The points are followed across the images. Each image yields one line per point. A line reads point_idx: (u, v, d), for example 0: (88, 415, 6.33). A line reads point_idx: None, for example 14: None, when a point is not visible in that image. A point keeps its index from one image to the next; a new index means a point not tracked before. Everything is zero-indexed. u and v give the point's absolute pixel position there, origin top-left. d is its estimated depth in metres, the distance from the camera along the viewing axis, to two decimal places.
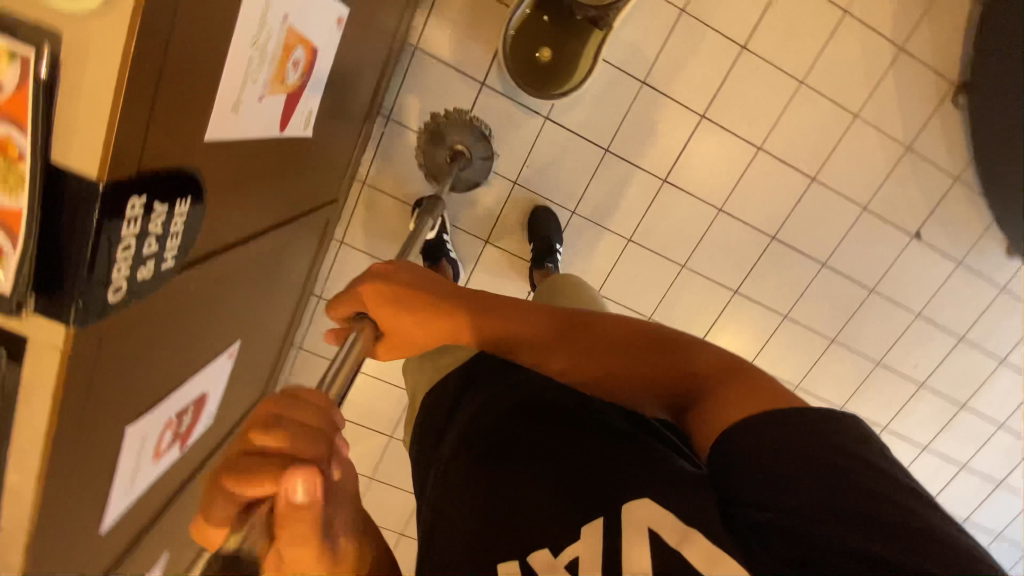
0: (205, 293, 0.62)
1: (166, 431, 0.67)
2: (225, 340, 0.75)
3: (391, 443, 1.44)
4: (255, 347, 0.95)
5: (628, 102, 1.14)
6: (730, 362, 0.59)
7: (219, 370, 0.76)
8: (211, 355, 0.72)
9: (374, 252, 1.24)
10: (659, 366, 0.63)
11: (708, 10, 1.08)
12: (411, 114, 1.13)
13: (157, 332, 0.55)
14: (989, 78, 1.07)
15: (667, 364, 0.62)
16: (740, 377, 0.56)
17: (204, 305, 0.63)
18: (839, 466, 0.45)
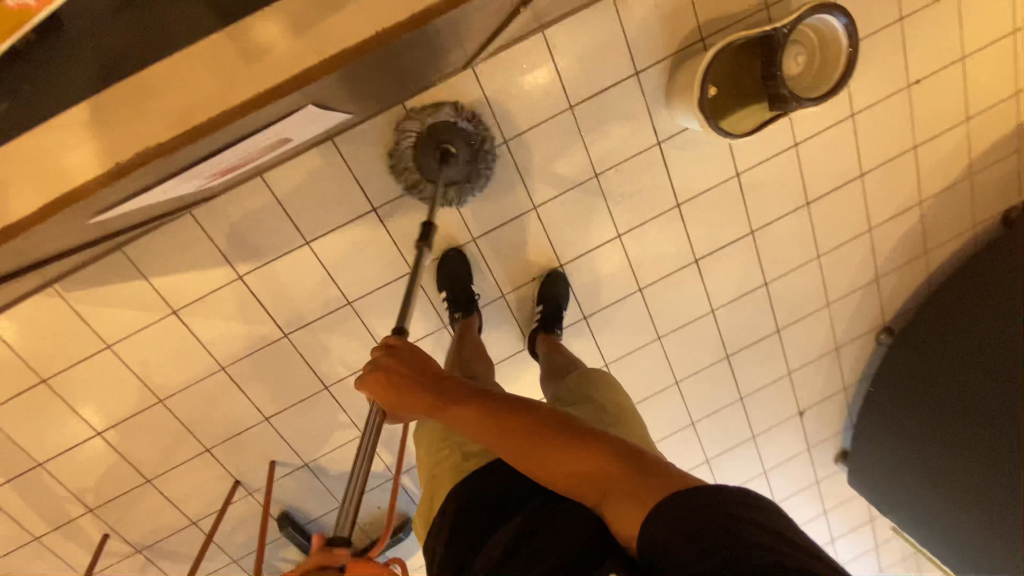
0: (393, 60, 0.81)
1: (268, 138, 0.82)
2: (337, 114, 0.88)
3: (277, 344, 1.13)
4: (304, 148, 1.00)
5: (720, 181, 1.21)
6: (627, 456, 0.60)
7: (313, 128, 0.86)
8: (341, 109, 0.86)
9: (425, 138, 1.05)
10: (581, 456, 0.61)
11: (810, 162, 1.24)
12: (561, 47, 1.04)
13: (373, 59, 0.78)
14: (919, 337, 1.41)
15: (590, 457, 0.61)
16: (643, 475, 0.58)
17: (376, 70, 0.82)
18: (705, 539, 0.50)
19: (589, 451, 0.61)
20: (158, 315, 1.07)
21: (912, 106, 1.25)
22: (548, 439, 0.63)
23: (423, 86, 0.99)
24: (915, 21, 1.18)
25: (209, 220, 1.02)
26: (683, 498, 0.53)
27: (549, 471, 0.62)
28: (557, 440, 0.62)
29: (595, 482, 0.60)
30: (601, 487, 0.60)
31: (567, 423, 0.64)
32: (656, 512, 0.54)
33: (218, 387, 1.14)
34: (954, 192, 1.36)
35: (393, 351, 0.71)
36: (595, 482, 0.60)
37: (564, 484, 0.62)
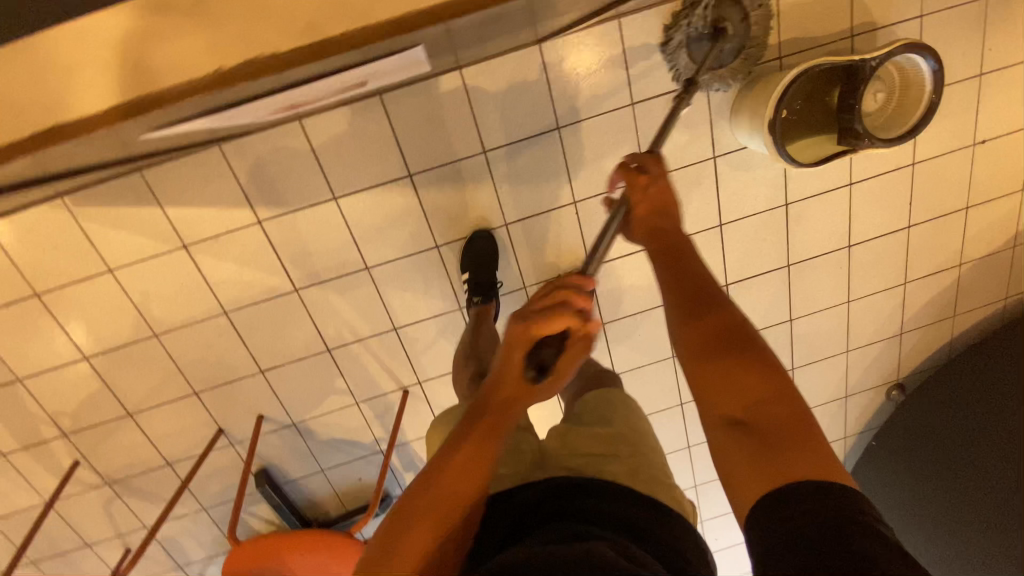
0: (482, 25, 0.72)
1: (335, 83, 0.73)
2: (414, 66, 0.81)
3: (285, 297, 1.08)
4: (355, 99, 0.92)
5: (767, 207, 1.16)
6: (791, 401, 0.54)
7: (388, 74, 0.79)
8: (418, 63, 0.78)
9: (475, 110, 1.00)
10: (745, 371, 0.56)
11: (861, 205, 1.20)
12: (634, 42, 0.99)
13: (468, 25, 0.69)
14: (930, 399, 1.39)
15: (756, 379, 0.55)
16: (798, 430, 0.52)
17: (466, 32, 0.74)
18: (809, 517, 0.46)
19: (756, 372, 0.55)
20: (167, 247, 1.01)
21: (973, 166, 1.21)
22: (713, 344, 0.59)
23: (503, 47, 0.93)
24: (994, 81, 1.14)
25: (237, 157, 0.96)
26: (808, 483, 0.48)
27: (703, 379, 0.58)
28: (717, 352, 0.58)
29: (742, 403, 0.55)
30: (742, 415, 0.55)
31: (741, 333, 0.59)
32: (781, 497, 0.48)
33: (217, 331, 1.09)
34: (995, 260, 1.33)
35: (642, 171, 0.81)
36: (746, 405, 0.55)
37: (711, 396, 0.57)
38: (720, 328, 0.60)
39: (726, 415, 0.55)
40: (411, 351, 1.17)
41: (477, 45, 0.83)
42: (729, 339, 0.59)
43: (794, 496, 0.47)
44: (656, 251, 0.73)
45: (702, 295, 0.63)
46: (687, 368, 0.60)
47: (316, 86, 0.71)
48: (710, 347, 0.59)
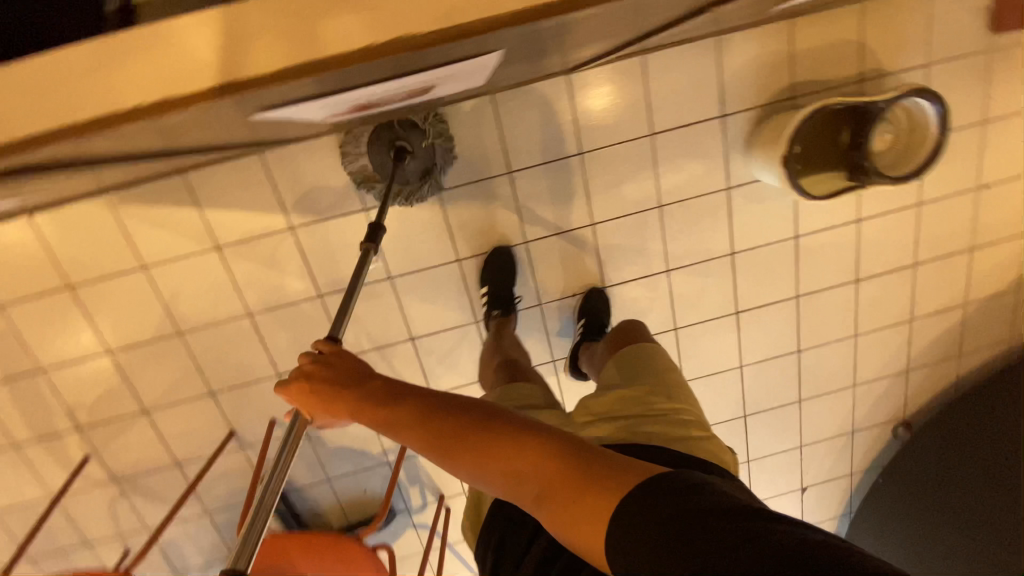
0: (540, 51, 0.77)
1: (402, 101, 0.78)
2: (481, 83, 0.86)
3: (310, 302, 1.11)
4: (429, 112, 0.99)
5: (778, 238, 1.20)
6: (564, 453, 0.58)
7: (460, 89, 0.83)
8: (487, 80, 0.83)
9: (503, 132, 1.05)
10: (517, 450, 0.59)
11: (868, 241, 1.24)
12: (655, 77, 1.06)
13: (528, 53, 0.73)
14: (939, 437, 1.40)
15: (526, 452, 0.59)
16: (585, 479, 0.56)
17: (527, 56, 0.79)
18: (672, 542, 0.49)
19: (522, 447, 0.59)
20: (202, 248, 1.05)
21: (977, 209, 1.26)
22: (479, 444, 0.61)
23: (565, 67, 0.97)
24: (996, 129, 1.20)
25: (276, 166, 1.01)
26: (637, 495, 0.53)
27: (491, 475, 0.60)
28: (501, 440, 0.60)
29: (541, 482, 0.58)
30: (542, 495, 0.58)
31: (502, 419, 0.63)
32: (624, 531, 0.52)
33: (239, 333, 1.12)
34: (1000, 302, 1.36)
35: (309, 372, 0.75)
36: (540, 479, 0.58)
37: (523, 490, 0.59)
38: (464, 420, 0.63)
39: (535, 496, 0.58)
40: (427, 361, 1.19)
41: (513, 72, 0.88)
42: (497, 430, 0.62)
43: (623, 521, 0.53)
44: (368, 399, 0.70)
45: (393, 394, 0.69)
46: (483, 475, 0.60)
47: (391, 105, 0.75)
48: (475, 441, 0.61)
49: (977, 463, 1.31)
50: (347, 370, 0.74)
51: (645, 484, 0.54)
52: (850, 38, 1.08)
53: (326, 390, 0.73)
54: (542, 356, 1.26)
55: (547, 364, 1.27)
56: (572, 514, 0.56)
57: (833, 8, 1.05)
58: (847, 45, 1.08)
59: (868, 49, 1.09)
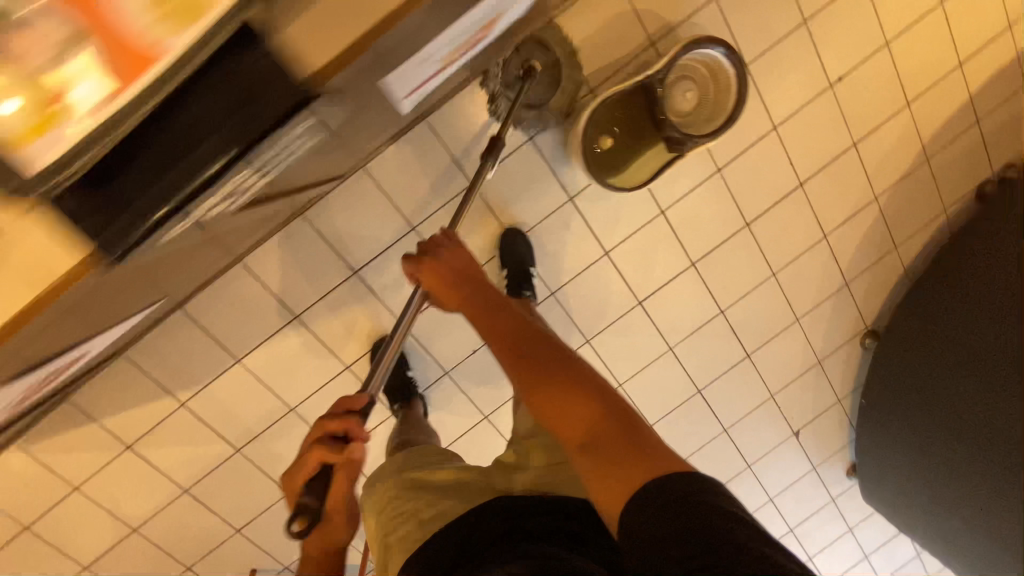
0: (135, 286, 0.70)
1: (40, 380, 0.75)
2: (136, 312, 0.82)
3: (233, 458, 1.15)
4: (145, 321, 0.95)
5: (645, 220, 1.16)
6: (626, 417, 0.58)
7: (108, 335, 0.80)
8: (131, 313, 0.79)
9: (330, 241, 1.05)
10: (580, 388, 0.60)
11: (740, 183, 1.18)
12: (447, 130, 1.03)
13: (101, 308, 0.67)
14: (909, 338, 1.31)
15: (592, 395, 0.60)
16: (630, 440, 0.56)
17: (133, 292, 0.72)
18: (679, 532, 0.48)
19: (583, 393, 0.60)
20: (116, 452, 1.11)
21: (839, 106, 1.18)
22: (562, 377, 0.62)
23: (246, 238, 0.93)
24: (822, 22, 1.11)
25: (142, 359, 1.06)
26: (666, 482, 0.51)
27: (546, 403, 0.61)
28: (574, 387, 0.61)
29: (589, 431, 0.58)
30: (586, 439, 0.58)
31: (581, 373, 0.63)
32: (640, 503, 0.51)
33: (186, 508, 1.17)
34: (912, 180, 1.27)
35: (432, 251, 0.80)
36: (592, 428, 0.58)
37: (569, 428, 0.59)
38: (555, 359, 0.64)
39: (577, 440, 0.59)
40: (365, 465, 1.22)
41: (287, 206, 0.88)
42: (568, 370, 0.63)
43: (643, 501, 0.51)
44: (471, 310, 0.73)
45: (501, 327, 0.69)
46: (540, 403, 0.62)
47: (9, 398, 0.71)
48: (549, 366, 0.63)
49: (955, 376, 1.21)
50: (488, 296, 0.74)
51: (685, 475, 0.51)
52: (623, 9, 1.02)
53: (439, 279, 0.78)
54: (472, 418, 1.24)
55: (481, 423, 1.25)
56: (609, 461, 0.55)
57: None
58: (624, 16, 1.02)
59: (646, 10, 1.03)
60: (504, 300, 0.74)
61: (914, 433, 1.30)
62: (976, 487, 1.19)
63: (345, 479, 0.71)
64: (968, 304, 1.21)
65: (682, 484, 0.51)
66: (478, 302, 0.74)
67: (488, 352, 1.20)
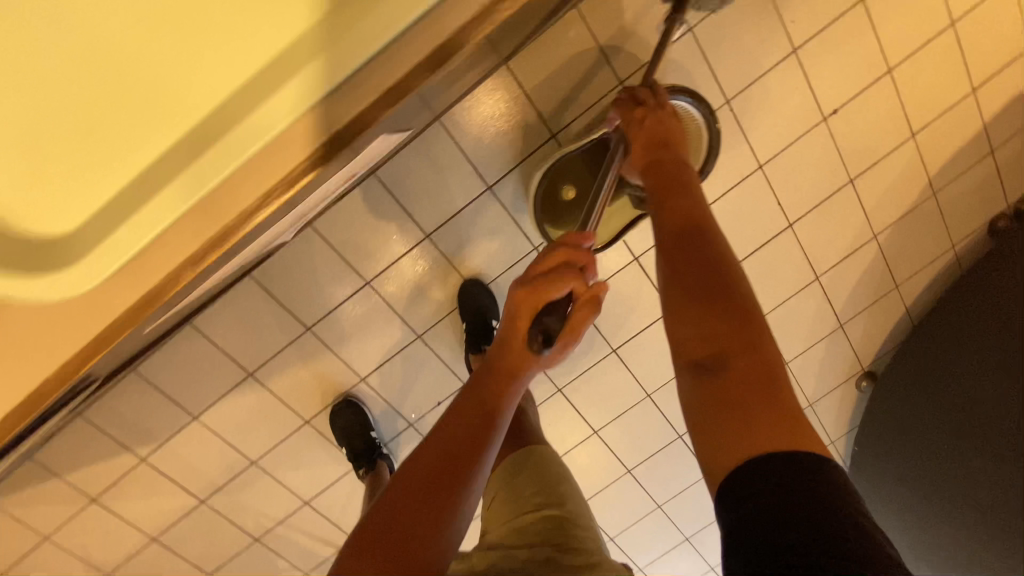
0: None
1: None
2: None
3: (198, 510, 1.15)
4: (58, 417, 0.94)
5: (619, 267, 1.10)
6: (766, 368, 0.51)
7: None
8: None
9: (283, 299, 1.01)
10: (733, 316, 0.54)
11: (722, 227, 1.10)
12: (400, 182, 0.97)
13: None
14: (905, 386, 1.24)
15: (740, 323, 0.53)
16: (766, 387, 0.50)
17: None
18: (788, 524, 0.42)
19: (732, 317, 0.53)
20: (81, 505, 1.11)
21: (833, 141, 1.07)
22: (710, 299, 0.55)
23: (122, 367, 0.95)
24: (814, 51, 1.00)
25: (99, 418, 1.04)
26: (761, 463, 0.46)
27: (679, 307, 0.56)
28: (716, 299, 0.55)
29: (723, 357, 0.52)
30: (708, 358, 0.53)
31: (734, 292, 0.56)
32: (736, 487, 0.46)
33: (156, 555, 1.18)
34: (916, 216, 1.16)
35: (642, 117, 0.79)
36: (721, 360, 0.52)
37: (697, 350, 0.54)
38: (706, 268, 0.58)
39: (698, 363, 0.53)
40: (333, 514, 1.21)
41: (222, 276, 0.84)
42: (717, 288, 0.56)
43: (744, 470, 0.47)
44: (653, 187, 0.70)
45: (682, 206, 0.65)
46: (676, 315, 0.56)
47: None
48: (692, 277, 0.58)
49: (987, 426, 1.04)
50: (663, 174, 0.71)
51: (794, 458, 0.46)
52: (590, 49, 0.92)
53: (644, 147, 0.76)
54: None
55: None
56: (726, 396, 0.50)
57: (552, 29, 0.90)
58: (591, 57, 0.93)
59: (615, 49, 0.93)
60: (686, 183, 0.69)
61: (907, 489, 1.23)
62: (980, 551, 1.06)
63: (583, 318, 0.69)
64: (951, 359, 1.15)
65: (790, 470, 0.45)
66: (681, 205, 0.65)
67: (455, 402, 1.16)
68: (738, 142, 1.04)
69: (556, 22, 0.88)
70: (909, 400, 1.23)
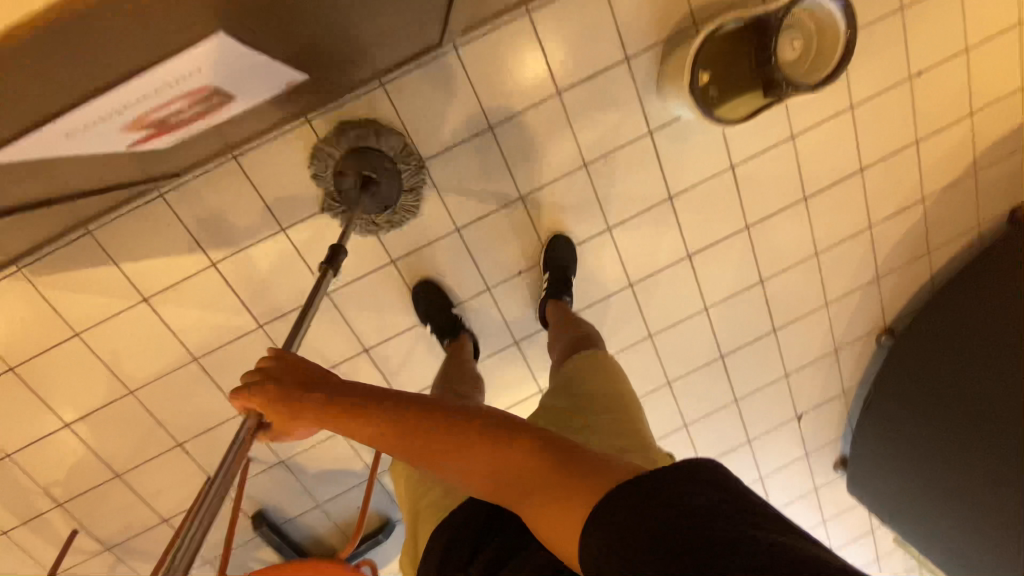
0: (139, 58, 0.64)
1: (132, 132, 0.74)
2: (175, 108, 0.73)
3: (252, 334, 1.09)
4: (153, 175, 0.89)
5: (713, 172, 1.17)
6: (561, 450, 0.56)
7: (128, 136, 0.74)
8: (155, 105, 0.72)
9: (406, 121, 1.01)
10: (475, 457, 0.58)
11: (808, 156, 1.20)
12: (547, 31, 1.01)
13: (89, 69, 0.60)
14: (922, 334, 1.36)
15: (475, 462, 0.58)
16: (569, 478, 0.54)
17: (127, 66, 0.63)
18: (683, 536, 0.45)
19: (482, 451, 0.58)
20: (130, 302, 1.03)
21: (912, 101, 1.21)
22: (434, 450, 0.60)
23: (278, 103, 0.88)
24: (917, 11, 1.14)
25: (181, 204, 0.98)
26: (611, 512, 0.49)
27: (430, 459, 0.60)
28: (470, 437, 0.59)
29: (519, 477, 0.56)
30: (526, 495, 0.56)
31: (453, 413, 0.61)
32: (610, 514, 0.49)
33: (191, 379, 1.10)
34: (958, 189, 1.32)
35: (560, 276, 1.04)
36: (521, 473, 0.56)
37: (494, 489, 0.58)
38: (409, 413, 0.62)
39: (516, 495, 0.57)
40: (387, 369, 1.18)
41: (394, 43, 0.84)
42: (448, 424, 0.60)
43: (602, 519, 0.49)
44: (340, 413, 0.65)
45: (336, 399, 0.66)
46: (443, 460, 0.60)
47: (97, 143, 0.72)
48: (406, 440, 0.61)
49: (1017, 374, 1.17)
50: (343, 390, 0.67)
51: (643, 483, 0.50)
52: None
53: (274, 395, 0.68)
54: (503, 340, 1.24)
55: (510, 347, 1.24)
56: (553, 504, 0.54)
57: None
58: None
59: None
60: (348, 386, 0.68)
61: (908, 445, 1.34)
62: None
63: None
64: (983, 313, 1.26)
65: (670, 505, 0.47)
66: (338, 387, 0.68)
67: (534, 275, 1.18)
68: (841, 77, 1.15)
69: None
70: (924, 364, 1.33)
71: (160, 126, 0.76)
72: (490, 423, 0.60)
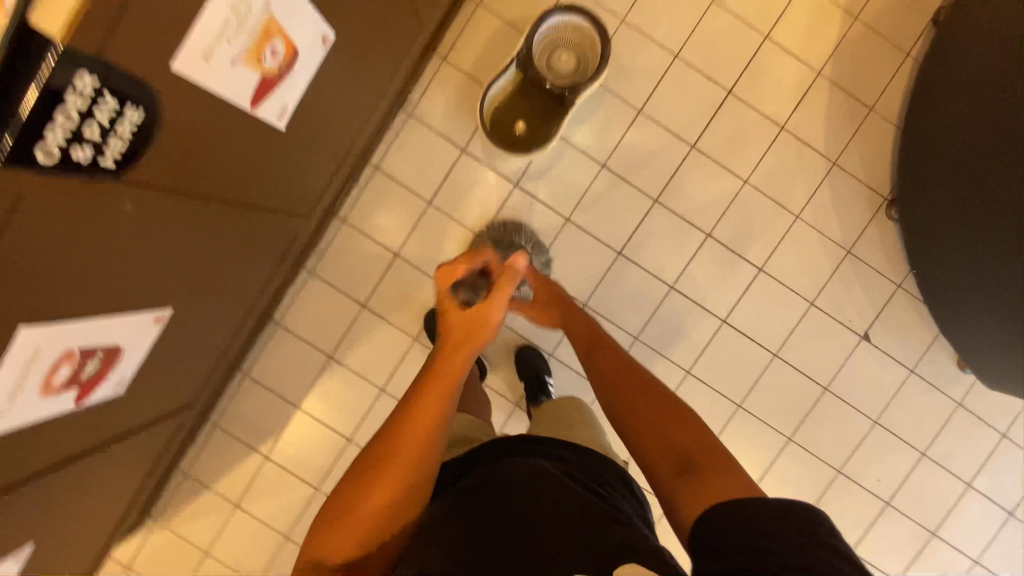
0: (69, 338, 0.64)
1: (64, 380, 0.67)
2: (104, 350, 0.71)
3: (314, 498, 1.32)
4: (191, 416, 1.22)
5: (589, 178, 1.27)
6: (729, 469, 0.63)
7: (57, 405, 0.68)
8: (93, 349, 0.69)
9: (338, 285, 1.29)
10: (675, 429, 0.71)
11: (667, 114, 1.26)
12: (396, 168, 1.27)
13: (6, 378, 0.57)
14: (916, 183, 1.18)
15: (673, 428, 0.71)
16: (724, 479, 0.61)
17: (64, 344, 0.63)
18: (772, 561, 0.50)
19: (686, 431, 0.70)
20: (227, 512, 1.33)
21: (733, 13, 1.24)
22: (650, 409, 0.75)
23: (229, 317, 1.04)
24: None
25: (226, 426, 1.31)
26: (729, 514, 0.56)
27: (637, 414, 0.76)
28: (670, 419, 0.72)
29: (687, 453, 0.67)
30: (682, 462, 0.66)
31: (670, 407, 0.75)
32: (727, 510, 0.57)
33: (290, 554, 1.34)
34: (848, 44, 1.25)
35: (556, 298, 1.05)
36: (691, 456, 0.66)
37: (654, 455, 0.70)
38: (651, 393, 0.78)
39: (670, 468, 0.67)
40: None
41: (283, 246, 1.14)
42: (672, 412, 0.74)
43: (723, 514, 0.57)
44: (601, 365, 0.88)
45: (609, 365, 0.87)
46: (636, 430, 0.75)
47: (38, 408, 0.65)
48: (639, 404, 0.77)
49: None
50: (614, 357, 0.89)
51: (762, 512, 0.54)
52: (495, 22, 1.23)
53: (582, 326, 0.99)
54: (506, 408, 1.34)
55: (515, 411, 1.34)
56: (698, 485, 0.62)
57: (458, 20, 1.24)
58: (497, 26, 1.23)
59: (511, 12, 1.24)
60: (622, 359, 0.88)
61: (985, 285, 1.04)
62: None
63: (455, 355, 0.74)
64: (976, 90, 1.03)
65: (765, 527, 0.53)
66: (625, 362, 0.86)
67: (498, 342, 1.32)
68: (649, 42, 1.24)
69: (456, 13, 1.23)
70: (969, 172, 1.04)
71: (78, 387, 0.70)
72: (678, 416, 0.73)
